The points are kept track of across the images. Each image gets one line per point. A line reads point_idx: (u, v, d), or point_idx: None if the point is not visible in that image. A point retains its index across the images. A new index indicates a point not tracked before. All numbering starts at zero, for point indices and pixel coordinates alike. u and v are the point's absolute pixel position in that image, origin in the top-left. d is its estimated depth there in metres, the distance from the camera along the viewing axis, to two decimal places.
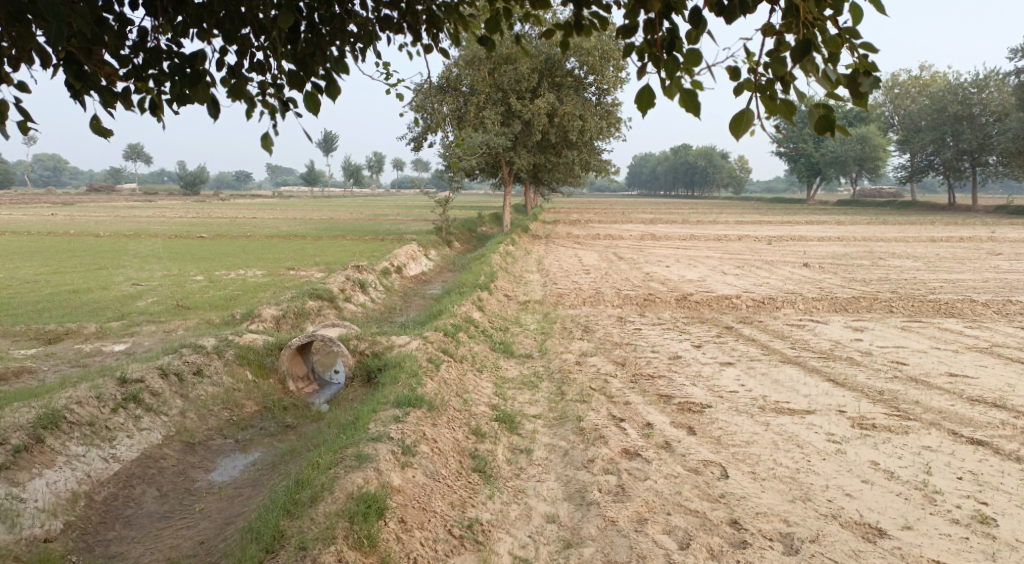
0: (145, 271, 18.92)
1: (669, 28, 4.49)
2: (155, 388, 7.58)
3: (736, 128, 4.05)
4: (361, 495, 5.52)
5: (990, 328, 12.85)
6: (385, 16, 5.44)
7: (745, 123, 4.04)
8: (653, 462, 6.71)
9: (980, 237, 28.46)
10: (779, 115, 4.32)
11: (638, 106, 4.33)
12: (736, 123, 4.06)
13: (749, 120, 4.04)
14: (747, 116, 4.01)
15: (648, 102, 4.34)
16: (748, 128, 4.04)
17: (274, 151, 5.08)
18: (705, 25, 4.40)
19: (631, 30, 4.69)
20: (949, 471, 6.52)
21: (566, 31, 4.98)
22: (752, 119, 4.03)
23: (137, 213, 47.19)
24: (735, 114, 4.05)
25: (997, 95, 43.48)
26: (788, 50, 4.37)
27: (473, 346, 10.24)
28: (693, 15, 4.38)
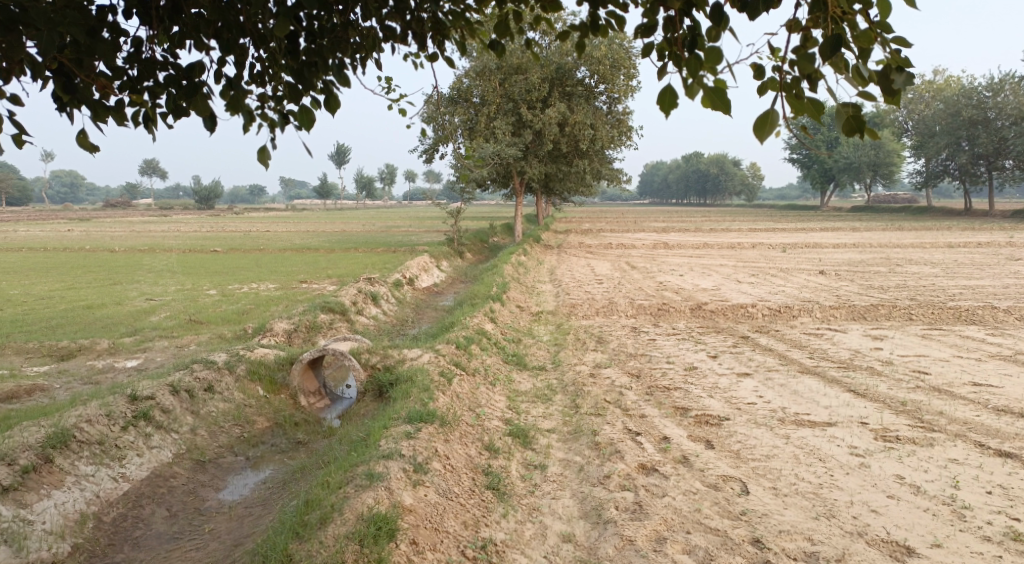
0: (159, 286, 18.94)
1: (690, 26, 4.36)
2: (166, 405, 7.49)
3: (761, 131, 3.93)
4: (372, 516, 5.39)
5: (1013, 335, 12.59)
6: (390, 26, 5.31)
7: (771, 125, 3.91)
8: (671, 477, 6.55)
9: (998, 242, 28.10)
10: (806, 115, 4.19)
11: (660, 108, 4.19)
12: (761, 126, 3.94)
13: (775, 122, 3.91)
14: (774, 118, 3.88)
15: (669, 102, 4.20)
16: (773, 130, 3.91)
17: (272, 165, 4.92)
18: (727, 21, 4.27)
19: (650, 29, 4.57)
20: (977, 486, 6.32)
21: (583, 32, 4.84)
22: (778, 120, 3.90)
23: (152, 228, 47.49)
24: (760, 116, 3.92)
25: (1012, 99, 43.06)
26: (815, 47, 4.23)
27: (485, 359, 10.11)
28: (715, 11, 4.26)
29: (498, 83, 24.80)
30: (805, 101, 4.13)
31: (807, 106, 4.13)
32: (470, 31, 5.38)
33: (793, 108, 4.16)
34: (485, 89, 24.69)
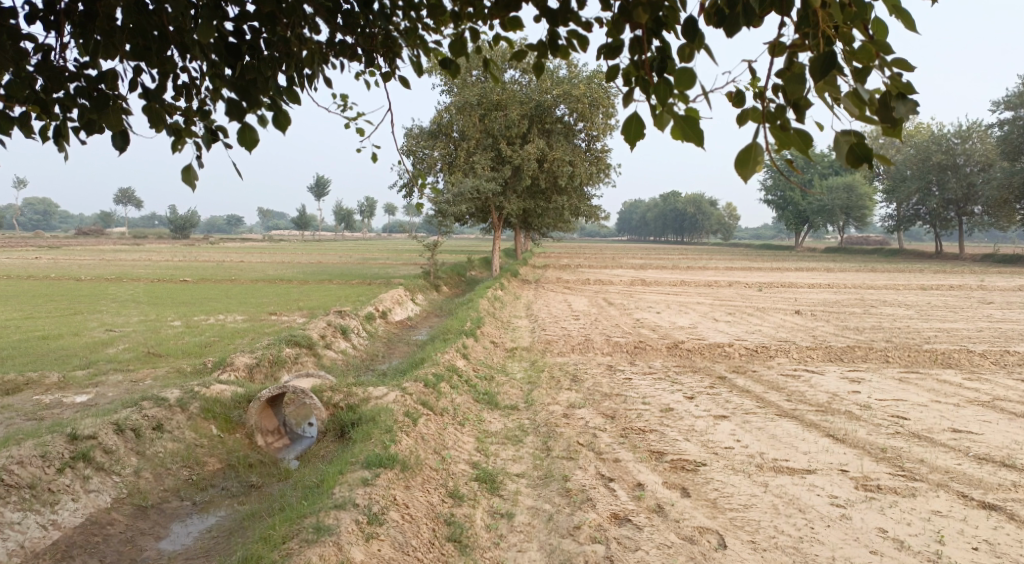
0: (121, 316, 18.40)
1: (659, 47, 4.14)
2: (108, 445, 7.14)
3: (743, 167, 3.68)
4: None
5: (990, 380, 12.44)
6: (339, 42, 5.14)
7: (755, 162, 3.66)
8: (644, 529, 6.21)
9: (969, 286, 28.26)
10: (792, 146, 3.93)
11: (628, 139, 3.92)
12: (743, 162, 3.68)
13: (759, 157, 3.65)
14: (759, 154, 3.63)
15: (637, 133, 3.93)
16: (757, 167, 3.66)
17: (197, 186, 4.62)
18: (701, 39, 4.06)
19: (616, 49, 4.36)
20: (963, 541, 6.04)
21: (540, 52, 4.71)
22: (761, 155, 3.66)
23: (123, 257, 46.62)
24: (741, 149, 3.66)
25: (980, 146, 43.82)
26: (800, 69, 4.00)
27: (455, 398, 9.73)
28: (688, 28, 4.05)
29: (478, 118, 24.82)
30: (791, 132, 3.90)
31: (792, 138, 3.90)
32: (425, 50, 5.23)
33: (778, 139, 3.92)
34: (465, 124, 24.64)
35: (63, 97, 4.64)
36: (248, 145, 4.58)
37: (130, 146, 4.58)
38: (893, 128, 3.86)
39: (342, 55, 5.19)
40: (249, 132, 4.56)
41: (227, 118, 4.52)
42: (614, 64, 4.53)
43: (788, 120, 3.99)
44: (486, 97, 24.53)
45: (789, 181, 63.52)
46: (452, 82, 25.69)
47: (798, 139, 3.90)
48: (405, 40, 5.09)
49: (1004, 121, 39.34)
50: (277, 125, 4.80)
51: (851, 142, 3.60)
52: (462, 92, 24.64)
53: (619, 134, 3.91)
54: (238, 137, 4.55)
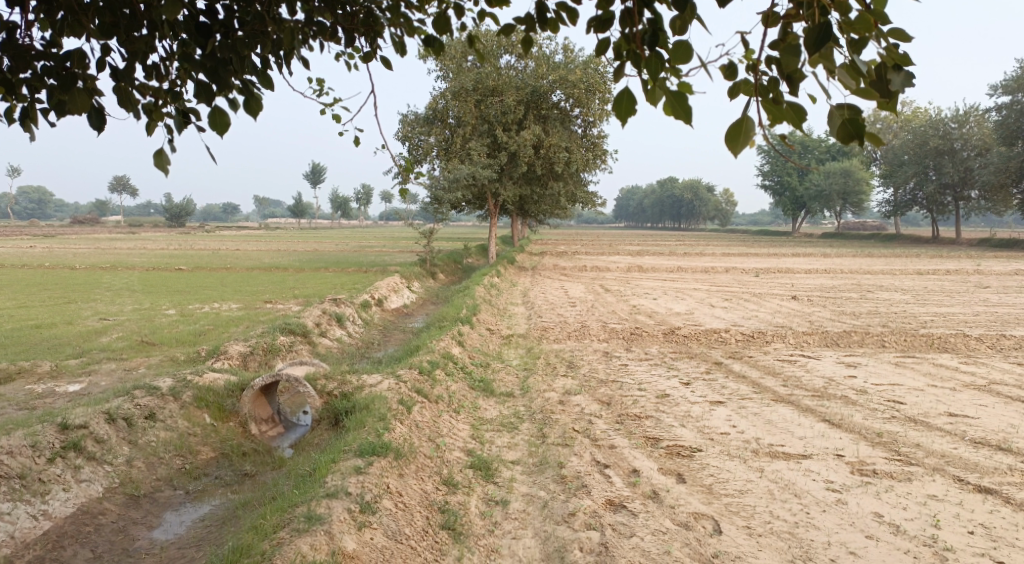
0: (116, 305, 18.31)
1: (650, 20, 4.10)
2: (99, 434, 7.12)
3: (733, 142, 3.65)
4: None
5: (987, 364, 12.44)
6: (317, 23, 5.13)
7: (746, 136, 3.63)
8: (639, 515, 6.19)
9: (966, 270, 28.27)
10: (785, 120, 3.90)
11: (618, 114, 3.89)
12: (734, 137, 3.65)
13: (750, 131, 3.63)
14: (751, 128, 3.60)
15: (628, 109, 3.89)
16: (748, 141, 3.63)
17: (169, 169, 4.62)
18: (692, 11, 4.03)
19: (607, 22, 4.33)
20: (959, 525, 6.02)
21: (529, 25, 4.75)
22: (753, 128, 3.63)
23: (117, 245, 46.35)
24: (733, 123, 3.63)
25: (977, 130, 43.71)
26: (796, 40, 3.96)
27: (450, 385, 9.69)
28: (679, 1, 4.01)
29: (474, 104, 24.70)
30: (784, 106, 3.87)
31: (785, 112, 3.87)
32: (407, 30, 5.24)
33: (771, 113, 3.90)
34: (461, 110, 24.52)
35: (31, 77, 4.63)
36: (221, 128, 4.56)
37: (100, 129, 4.57)
38: (888, 102, 3.84)
39: (320, 35, 5.18)
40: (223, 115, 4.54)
41: (200, 101, 4.51)
42: (606, 37, 4.51)
43: (781, 94, 3.96)
44: (482, 83, 24.42)
45: (786, 167, 63.39)
46: (447, 68, 25.53)
47: (791, 113, 3.88)
48: (386, 19, 5.09)
49: (1002, 105, 39.19)
50: (250, 109, 4.79)
51: (845, 116, 3.60)
52: (457, 77, 24.48)
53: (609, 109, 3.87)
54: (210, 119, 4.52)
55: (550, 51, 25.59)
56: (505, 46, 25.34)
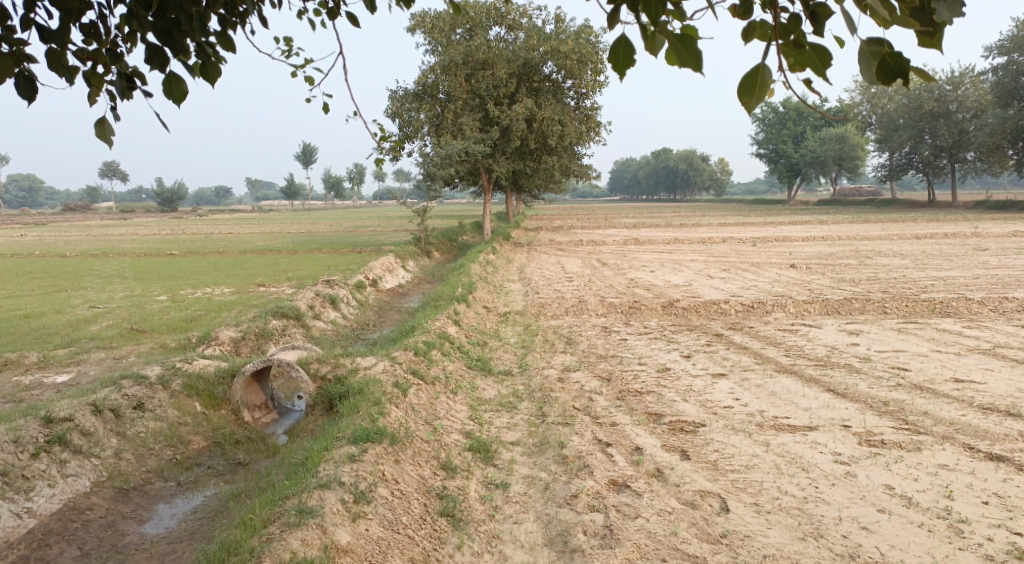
0: (106, 292, 18.05)
1: None
2: (86, 427, 6.96)
3: (749, 93, 3.41)
4: None
5: (990, 328, 12.29)
6: None
7: (763, 88, 3.40)
8: (644, 495, 6.01)
9: (963, 233, 28.09)
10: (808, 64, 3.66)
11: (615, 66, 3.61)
12: (748, 90, 3.41)
13: (767, 82, 3.39)
14: (768, 78, 3.37)
15: (625, 60, 3.61)
16: (763, 93, 3.40)
17: (109, 140, 4.32)
18: None
19: None
20: (972, 495, 5.86)
21: None
22: (769, 79, 3.39)
23: (108, 232, 45.83)
24: (748, 74, 3.39)
25: (973, 92, 43.14)
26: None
27: (447, 365, 9.50)
28: None
29: (464, 78, 24.36)
30: (805, 49, 3.64)
31: (808, 56, 3.63)
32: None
33: (791, 58, 3.67)
34: (451, 84, 24.12)
35: None
36: (177, 96, 4.31)
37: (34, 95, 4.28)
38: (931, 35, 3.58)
39: None
40: (177, 83, 4.30)
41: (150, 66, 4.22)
42: None
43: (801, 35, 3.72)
44: (472, 56, 24.08)
45: (781, 134, 62.88)
46: (436, 42, 25.12)
47: (813, 57, 3.65)
48: None
49: (997, 67, 38.84)
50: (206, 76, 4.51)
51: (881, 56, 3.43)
52: (447, 51, 24.10)
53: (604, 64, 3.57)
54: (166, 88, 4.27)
55: (541, 22, 25.19)
56: (495, 18, 24.96)
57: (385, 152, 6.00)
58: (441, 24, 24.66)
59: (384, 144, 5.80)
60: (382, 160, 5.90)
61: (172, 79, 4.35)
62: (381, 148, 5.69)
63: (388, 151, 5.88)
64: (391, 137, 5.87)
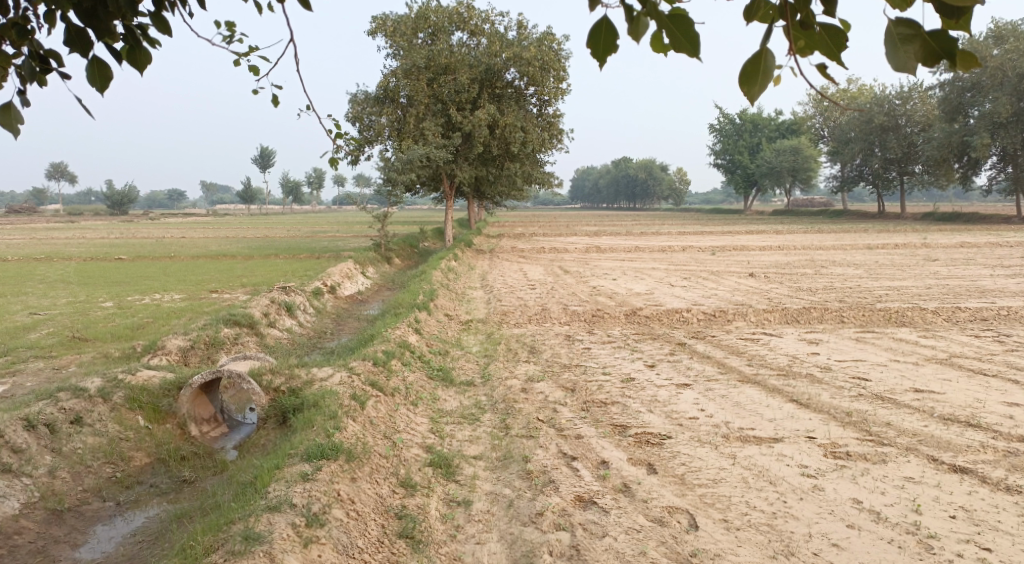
0: (49, 298, 17.40)
1: None
2: (17, 443, 7.00)
3: (748, 83, 3.22)
4: None
5: (946, 337, 12.43)
6: None
7: (766, 73, 3.20)
8: (610, 512, 5.86)
9: (913, 243, 28.67)
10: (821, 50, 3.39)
11: (598, 52, 3.40)
12: (748, 78, 3.21)
13: (770, 68, 3.20)
14: (771, 64, 3.18)
15: (609, 46, 3.40)
16: (766, 80, 3.20)
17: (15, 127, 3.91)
18: None
19: None
20: (940, 509, 5.81)
21: None
22: (773, 64, 3.20)
23: (55, 235, 44.33)
24: (750, 59, 3.21)
25: (921, 106, 44.04)
26: None
27: (407, 376, 9.24)
28: None
29: (426, 83, 24.09)
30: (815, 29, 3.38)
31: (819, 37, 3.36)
32: None
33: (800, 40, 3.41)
34: (412, 89, 23.83)
35: None
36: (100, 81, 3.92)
37: None
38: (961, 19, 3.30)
39: None
40: (99, 67, 3.91)
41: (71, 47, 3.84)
42: None
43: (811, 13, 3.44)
44: (434, 61, 23.85)
45: (737, 145, 63.71)
46: (397, 46, 24.85)
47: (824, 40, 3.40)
48: None
49: (945, 82, 39.80)
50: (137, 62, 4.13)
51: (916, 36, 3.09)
52: (409, 55, 23.89)
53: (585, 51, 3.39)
54: (90, 74, 3.87)
55: (503, 28, 25.07)
56: (457, 23, 24.77)
57: (340, 150, 5.58)
58: (402, 28, 24.40)
59: (340, 142, 5.39)
60: (337, 159, 5.49)
61: (95, 63, 3.95)
62: (336, 146, 5.28)
63: (343, 150, 5.47)
64: (348, 136, 5.46)
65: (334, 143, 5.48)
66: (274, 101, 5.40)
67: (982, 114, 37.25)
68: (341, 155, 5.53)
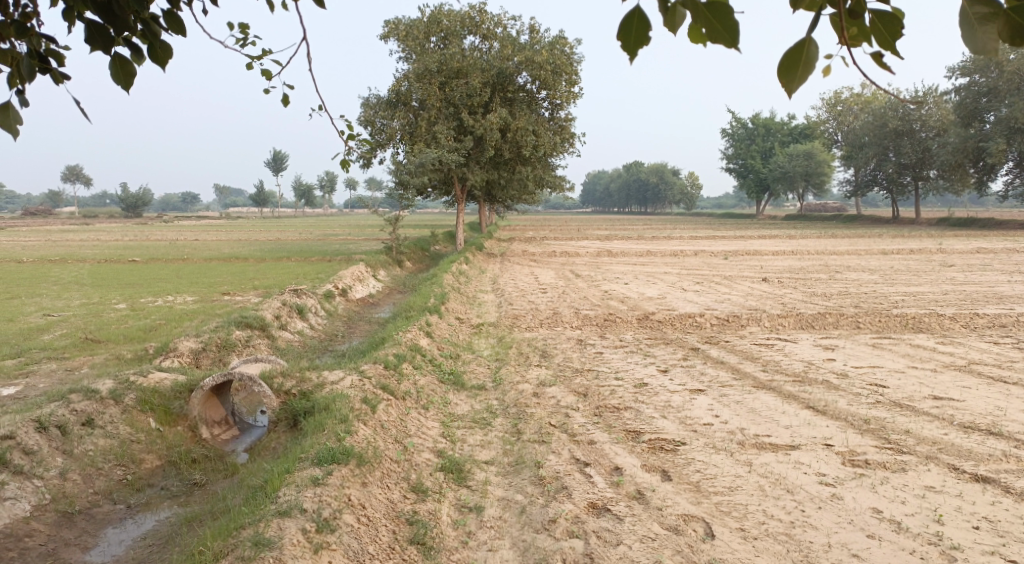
0: (62, 300, 17.46)
1: None
2: (29, 445, 6.98)
3: (789, 75, 3.22)
4: None
5: (963, 344, 12.25)
6: None
7: (808, 64, 3.20)
8: (624, 520, 5.78)
9: (928, 248, 28.42)
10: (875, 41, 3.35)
11: (630, 45, 3.32)
12: (788, 71, 3.20)
13: (812, 58, 3.19)
14: (814, 54, 3.16)
15: (639, 38, 3.33)
16: (807, 72, 3.21)
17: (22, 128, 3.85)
18: None
19: None
20: (962, 519, 5.70)
21: None
22: (815, 54, 3.18)
23: (69, 237, 44.54)
24: (791, 50, 3.19)
25: (935, 111, 43.65)
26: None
27: (418, 379, 9.17)
28: None
29: (438, 87, 24.08)
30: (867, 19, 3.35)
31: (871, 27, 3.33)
32: None
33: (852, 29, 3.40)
34: (424, 93, 23.82)
35: None
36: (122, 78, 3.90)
37: None
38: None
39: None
40: (121, 64, 3.90)
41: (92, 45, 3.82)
42: None
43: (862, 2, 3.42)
44: (446, 65, 23.83)
45: (750, 149, 63.40)
46: (409, 50, 24.85)
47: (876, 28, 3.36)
48: None
49: (959, 87, 39.46)
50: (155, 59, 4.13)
51: (987, 18, 2.97)
52: (421, 59, 23.90)
53: (616, 41, 3.31)
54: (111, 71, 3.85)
55: (515, 32, 25.03)
56: (469, 27, 24.74)
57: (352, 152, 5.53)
58: (414, 32, 24.39)
59: (352, 143, 5.32)
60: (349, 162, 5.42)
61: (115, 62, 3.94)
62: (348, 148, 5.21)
63: (355, 150, 5.39)
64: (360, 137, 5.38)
65: (346, 145, 5.41)
66: (285, 101, 5.34)
67: (998, 119, 36.91)
68: (353, 157, 5.47)
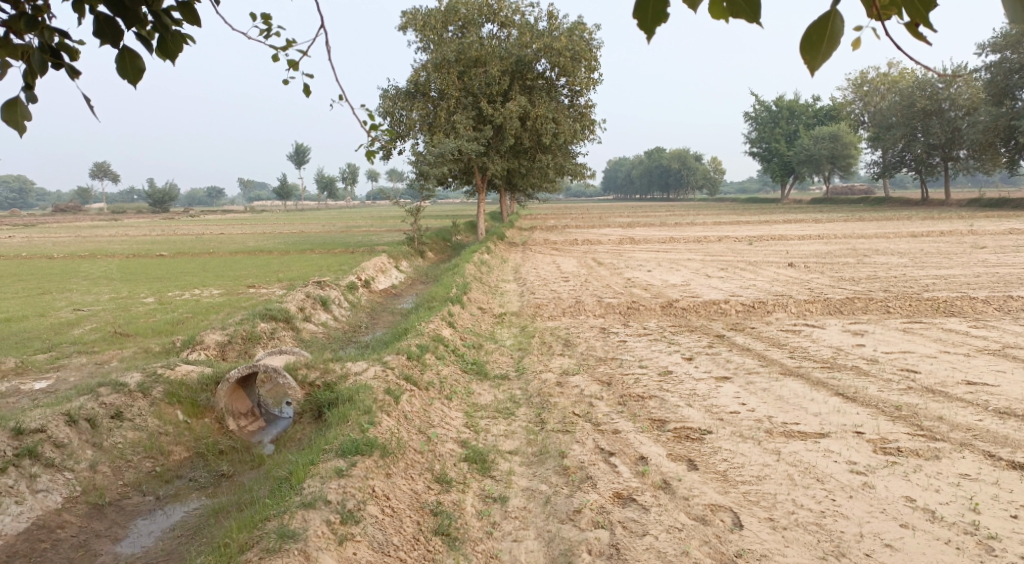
0: (92, 295, 17.68)
1: None
2: (59, 438, 7.04)
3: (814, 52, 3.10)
4: None
5: (997, 327, 11.98)
6: None
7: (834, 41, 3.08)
8: (650, 510, 5.71)
9: (959, 230, 27.87)
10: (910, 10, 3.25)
11: (647, 22, 3.24)
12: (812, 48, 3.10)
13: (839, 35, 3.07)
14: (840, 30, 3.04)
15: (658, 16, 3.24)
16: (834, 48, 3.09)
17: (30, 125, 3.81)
18: None
19: None
20: (999, 508, 5.56)
21: None
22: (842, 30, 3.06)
23: (97, 233, 45.14)
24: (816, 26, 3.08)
25: (965, 90, 42.75)
26: None
27: (442, 370, 9.14)
28: None
29: (457, 76, 23.99)
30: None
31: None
32: None
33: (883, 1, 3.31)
34: (443, 83, 23.76)
35: None
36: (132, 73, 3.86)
37: None
38: None
39: None
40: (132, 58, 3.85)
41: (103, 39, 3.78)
42: None
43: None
44: (465, 54, 23.74)
45: (774, 133, 62.63)
46: (427, 40, 24.80)
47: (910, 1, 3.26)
48: None
49: (989, 65, 38.59)
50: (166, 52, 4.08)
51: None
52: (439, 49, 23.83)
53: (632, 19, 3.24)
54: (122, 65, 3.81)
55: (533, 19, 24.86)
56: (487, 16, 24.60)
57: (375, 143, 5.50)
58: (432, 21, 24.33)
59: (374, 135, 5.29)
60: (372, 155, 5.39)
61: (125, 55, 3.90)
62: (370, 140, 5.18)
63: (377, 142, 5.36)
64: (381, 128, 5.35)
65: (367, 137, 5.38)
66: (306, 92, 5.31)
67: None
68: (376, 149, 5.44)
